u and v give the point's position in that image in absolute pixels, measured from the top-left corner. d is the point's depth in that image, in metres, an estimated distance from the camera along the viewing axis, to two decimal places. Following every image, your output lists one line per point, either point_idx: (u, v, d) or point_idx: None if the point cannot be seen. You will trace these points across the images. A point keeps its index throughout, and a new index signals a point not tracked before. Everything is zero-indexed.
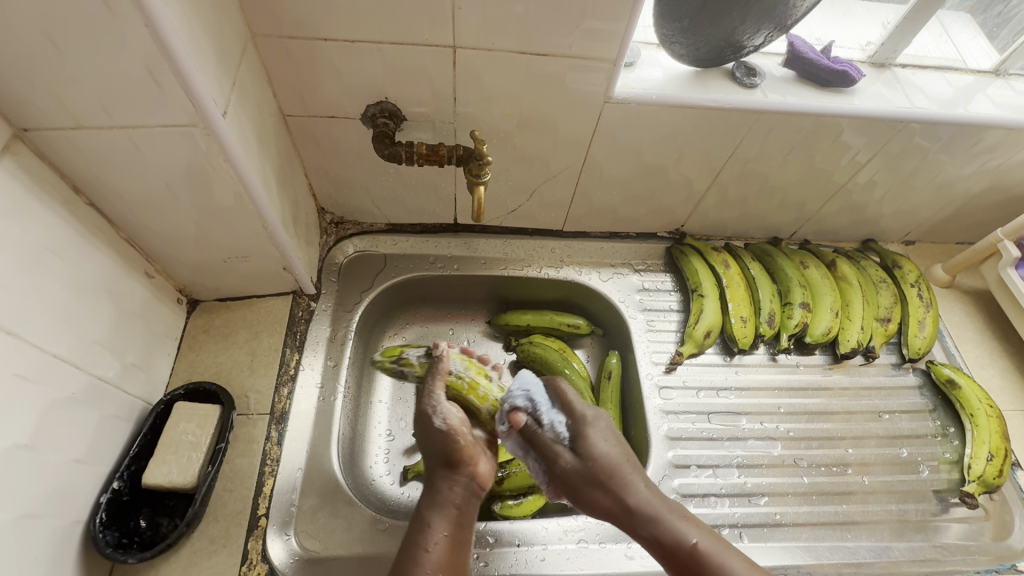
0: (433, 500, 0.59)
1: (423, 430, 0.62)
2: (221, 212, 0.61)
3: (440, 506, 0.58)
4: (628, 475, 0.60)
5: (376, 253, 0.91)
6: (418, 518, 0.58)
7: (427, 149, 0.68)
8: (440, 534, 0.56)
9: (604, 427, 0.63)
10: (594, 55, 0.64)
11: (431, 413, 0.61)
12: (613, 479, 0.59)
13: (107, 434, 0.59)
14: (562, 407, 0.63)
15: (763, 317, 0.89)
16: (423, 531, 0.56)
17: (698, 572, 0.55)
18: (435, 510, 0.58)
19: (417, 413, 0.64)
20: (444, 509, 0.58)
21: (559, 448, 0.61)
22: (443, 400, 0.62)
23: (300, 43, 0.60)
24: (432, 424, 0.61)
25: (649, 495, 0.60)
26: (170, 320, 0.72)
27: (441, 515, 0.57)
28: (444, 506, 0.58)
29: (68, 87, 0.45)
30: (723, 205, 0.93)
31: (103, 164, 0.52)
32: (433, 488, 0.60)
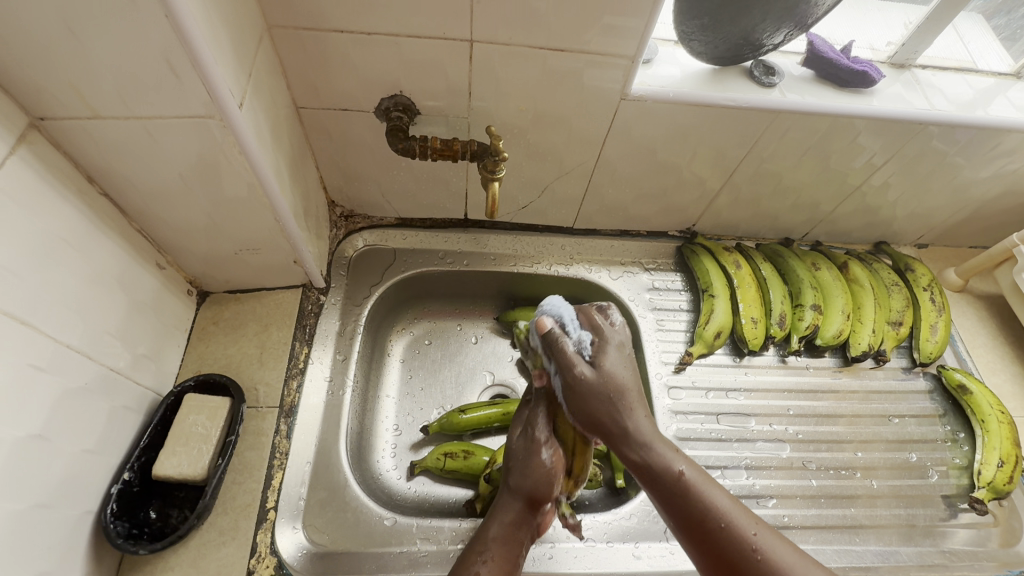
0: (500, 530, 0.58)
1: (524, 460, 0.59)
2: (234, 204, 0.61)
3: (504, 537, 0.58)
4: (634, 435, 0.54)
5: (386, 247, 0.90)
6: (480, 541, 0.58)
7: (441, 144, 0.67)
8: (496, 561, 0.56)
9: (624, 352, 0.56)
10: (612, 51, 0.63)
11: (541, 443, 0.59)
12: (615, 412, 0.53)
13: (117, 425, 0.59)
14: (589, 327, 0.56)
15: (774, 319, 0.88)
16: (482, 556, 0.56)
17: (686, 503, 0.52)
18: (500, 538, 0.57)
19: (522, 434, 0.60)
20: (506, 540, 0.58)
21: (577, 358, 0.54)
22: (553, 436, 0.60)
23: (316, 35, 0.60)
24: (537, 456, 0.59)
25: (647, 425, 0.54)
26: (181, 311, 0.72)
27: (503, 548, 0.57)
28: (508, 539, 0.58)
29: (85, 77, 0.45)
30: (735, 205, 0.92)
31: (118, 155, 0.52)
32: (504, 514, 0.59)
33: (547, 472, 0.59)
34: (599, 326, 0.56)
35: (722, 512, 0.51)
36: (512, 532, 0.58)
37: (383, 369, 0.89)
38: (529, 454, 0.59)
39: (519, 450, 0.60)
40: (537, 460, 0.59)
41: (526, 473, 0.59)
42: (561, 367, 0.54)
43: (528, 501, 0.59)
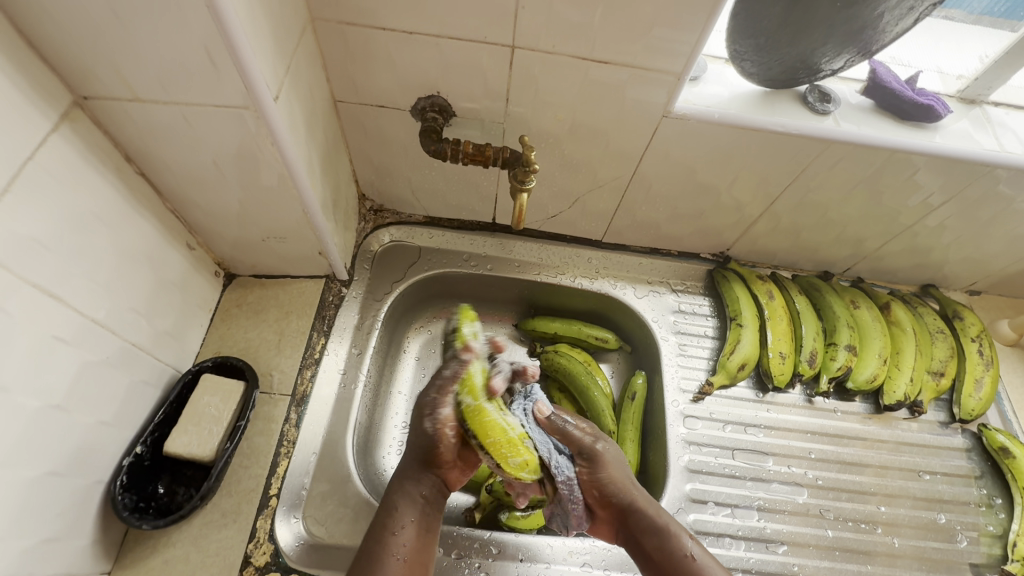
0: (403, 498, 0.58)
1: (414, 423, 0.60)
2: (265, 193, 0.62)
3: (409, 504, 0.58)
4: (628, 492, 0.60)
5: (411, 244, 0.90)
6: (388, 503, 0.58)
7: (473, 149, 0.66)
8: (409, 527, 0.56)
9: (609, 452, 0.63)
10: (659, 67, 0.60)
11: (430, 412, 0.58)
12: (624, 507, 0.59)
13: (135, 399, 0.60)
14: (557, 434, 0.61)
15: (803, 356, 0.84)
16: (392, 526, 0.56)
17: None
18: (407, 502, 0.58)
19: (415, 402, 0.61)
20: (414, 503, 0.58)
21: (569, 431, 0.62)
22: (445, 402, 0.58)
23: (358, 32, 0.59)
24: (422, 422, 0.59)
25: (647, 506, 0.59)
26: (206, 293, 0.74)
27: (411, 509, 0.57)
28: (415, 502, 0.58)
29: (128, 63, 0.45)
30: (775, 233, 0.88)
31: (156, 138, 0.53)
32: (405, 483, 0.59)
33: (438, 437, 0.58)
34: (560, 427, 0.62)
35: None
36: (419, 498, 0.58)
37: (397, 365, 0.89)
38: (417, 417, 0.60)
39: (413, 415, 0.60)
40: (424, 425, 0.59)
41: (417, 439, 0.60)
42: (557, 436, 0.62)
43: (426, 466, 0.59)
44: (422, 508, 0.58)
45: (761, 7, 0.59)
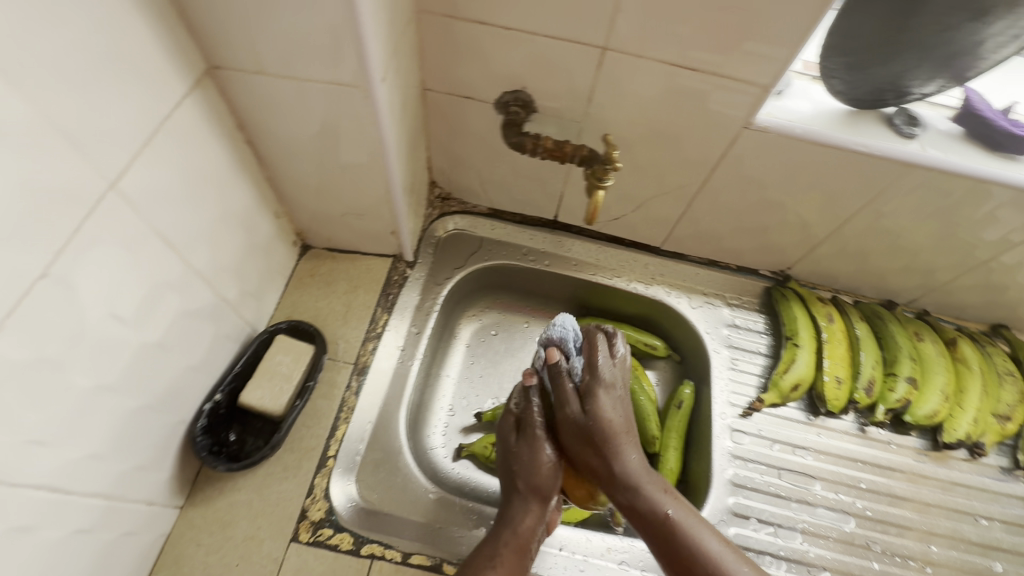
0: (507, 531, 0.63)
1: (525, 460, 0.68)
2: (355, 170, 0.65)
3: (513, 539, 0.62)
4: (621, 443, 0.66)
5: (474, 234, 0.93)
6: (491, 549, 0.61)
7: (553, 144, 0.68)
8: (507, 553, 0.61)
9: (617, 394, 0.69)
10: (748, 78, 0.61)
11: (541, 441, 0.70)
12: (607, 450, 0.66)
13: (218, 350, 0.65)
14: (587, 356, 0.71)
15: (861, 383, 0.82)
16: (492, 550, 0.61)
17: (673, 542, 0.60)
18: (510, 533, 0.63)
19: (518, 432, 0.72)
20: (516, 538, 0.63)
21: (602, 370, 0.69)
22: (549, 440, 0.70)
23: (458, 24, 0.62)
24: (538, 454, 0.69)
25: (635, 465, 0.65)
26: (284, 260, 0.78)
27: (514, 553, 0.61)
28: (518, 541, 0.63)
29: (259, 38, 0.49)
30: (841, 255, 0.86)
31: (269, 110, 0.57)
32: (513, 517, 0.65)
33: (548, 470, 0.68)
34: (598, 363, 0.69)
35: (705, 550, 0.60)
36: (523, 537, 0.63)
37: (449, 349, 0.92)
38: (531, 455, 0.69)
39: (520, 451, 0.69)
40: (541, 456, 0.68)
41: (526, 473, 0.68)
42: (585, 360, 0.70)
43: (533, 500, 0.66)
44: (523, 544, 0.63)
45: (863, 19, 0.59)
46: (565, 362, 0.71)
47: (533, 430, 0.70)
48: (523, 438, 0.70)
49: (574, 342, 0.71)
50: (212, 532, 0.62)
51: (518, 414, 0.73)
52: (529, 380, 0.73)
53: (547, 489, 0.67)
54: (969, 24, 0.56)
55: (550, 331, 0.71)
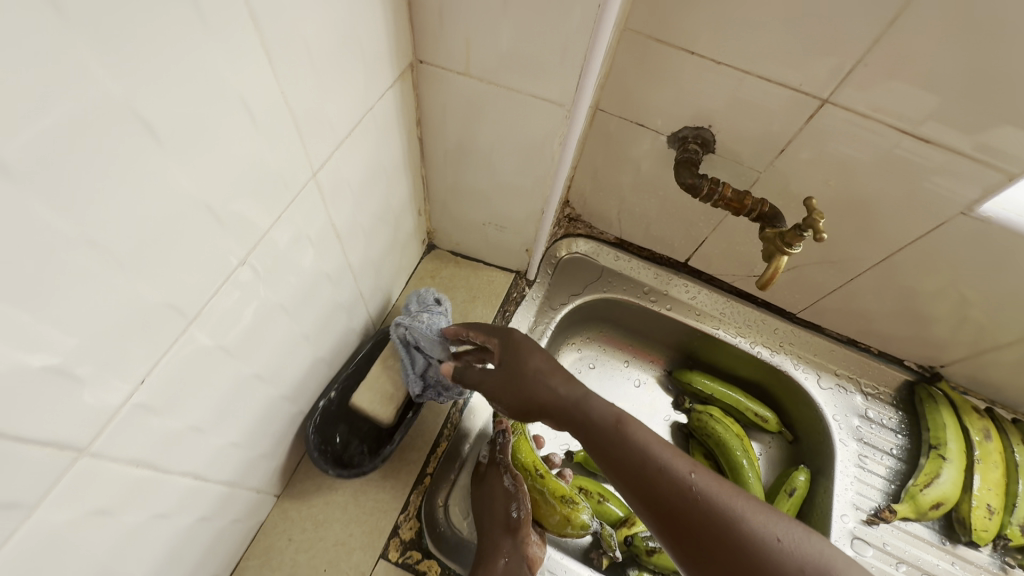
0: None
1: (484, 494, 0.62)
2: (517, 185, 0.62)
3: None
4: (559, 386, 0.51)
5: (595, 262, 0.88)
6: None
7: (732, 194, 0.62)
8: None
9: (530, 344, 0.55)
10: (992, 162, 0.53)
11: (501, 471, 0.64)
12: (568, 416, 0.50)
13: (344, 345, 0.63)
14: (431, 312, 0.65)
15: (1015, 518, 0.72)
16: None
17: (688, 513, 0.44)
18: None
19: (477, 472, 0.66)
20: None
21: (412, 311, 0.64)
22: (522, 486, 0.63)
23: (663, 49, 0.57)
24: (498, 481, 0.63)
25: (605, 405, 0.50)
26: (411, 258, 0.76)
27: None
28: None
29: (480, 40, 0.45)
30: (1017, 368, 0.75)
31: (455, 112, 0.54)
32: (491, 555, 0.56)
33: (509, 502, 0.61)
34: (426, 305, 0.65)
35: (706, 490, 0.44)
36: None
37: None
38: (490, 484, 0.63)
39: (480, 491, 0.63)
40: (500, 485, 0.62)
41: (493, 511, 0.60)
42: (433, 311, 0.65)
43: (504, 536, 0.58)
44: None
45: None
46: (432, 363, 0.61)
47: (491, 466, 0.64)
48: (488, 481, 0.63)
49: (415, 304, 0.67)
50: (304, 529, 0.60)
51: (483, 468, 0.65)
52: (478, 334, 0.59)
53: (518, 522, 0.59)
54: None
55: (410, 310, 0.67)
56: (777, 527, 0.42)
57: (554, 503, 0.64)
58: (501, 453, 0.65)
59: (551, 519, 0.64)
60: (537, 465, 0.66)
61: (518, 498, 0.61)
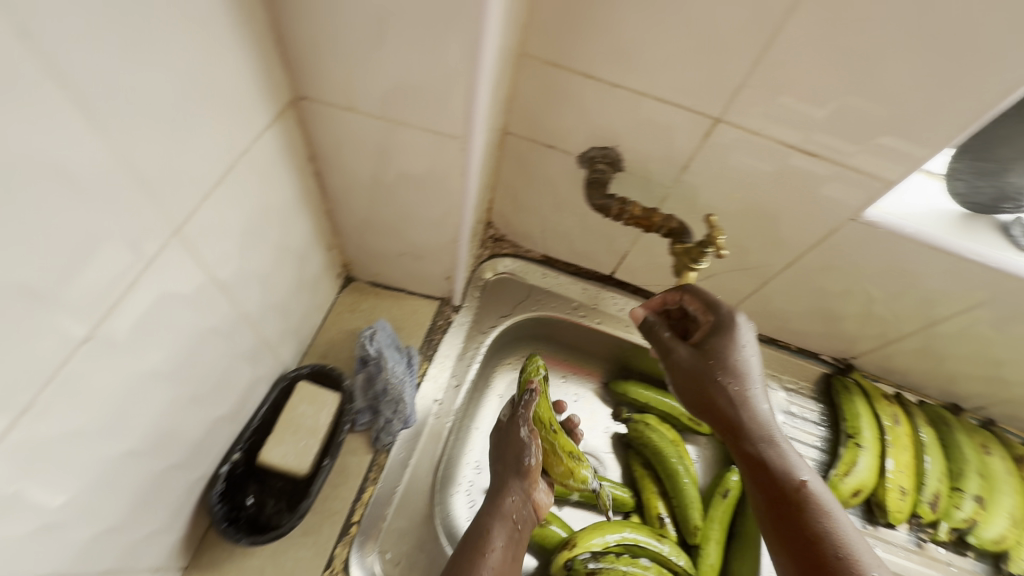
0: (495, 521, 0.62)
1: (504, 442, 0.72)
2: (425, 217, 0.60)
3: (502, 519, 0.63)
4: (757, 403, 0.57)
5: (524, 281, 0.88)
6: (480, 523, 0.62)
7: (641, 212, 0.62)
8: (497, 551, 0.59)
9: (750, 334, 0.59)
10: (870, 173, 0.56)
11: (518, 421, 0.72)
12: (733, 403, 0.57)
13: (249, 397, 0.58)
14: (394, 351, 0.70)
15: (926, 496, 0.77)
16: (484, 551, 0.59)
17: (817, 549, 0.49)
18: (498, 522, 0.62)
19: (504, 425, 0.74)
20: (505, 526, 0.62)
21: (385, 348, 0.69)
22: (529, 436, 0.71)
23: (561, 74, 0.57)
24: (516, 432, 0.72)
25: (769, 416, 0.57)
26: (326, 293, 0.72)
27: (501, 526, 0.62)
28: (505, 519, 0.63)
29: (359, 76, 0.43)
30: (916, 355, 0.81)
31: (348, 147, 0.52)
32: (501, 495, 0.66)
33: (522, 450, 0.70)
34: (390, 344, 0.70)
35: (837, 534, 0.50)
36: (508, 516, 0.64)
37: (481, 398, 0.85)
38: (511, 436, 0.72)
39: (500, 436, 0.73)
40: (518, 436, 0.71)
41: (512, 458, 0.70)
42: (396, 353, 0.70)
43: (514, 479, 0.67)
44: (511, 520, 0.63)
45: (1012, 130, 0.53)
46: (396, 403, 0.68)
47: (513, 419, 0.73)
48: (509, 431, 0.72)
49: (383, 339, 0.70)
50: None
51: (506, 421, 0.74)
52: (692, 302, 0.62)
53: (529, 467, 0.68)
54: None
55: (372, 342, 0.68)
56: (863, 549, 0.49)
57: (561, 456, 0.73)
58: (524, 406, 0.73)
59: (557, 469, 0.73)
60: (552, 420, 0.75)
61: (529, 446, 0.70)
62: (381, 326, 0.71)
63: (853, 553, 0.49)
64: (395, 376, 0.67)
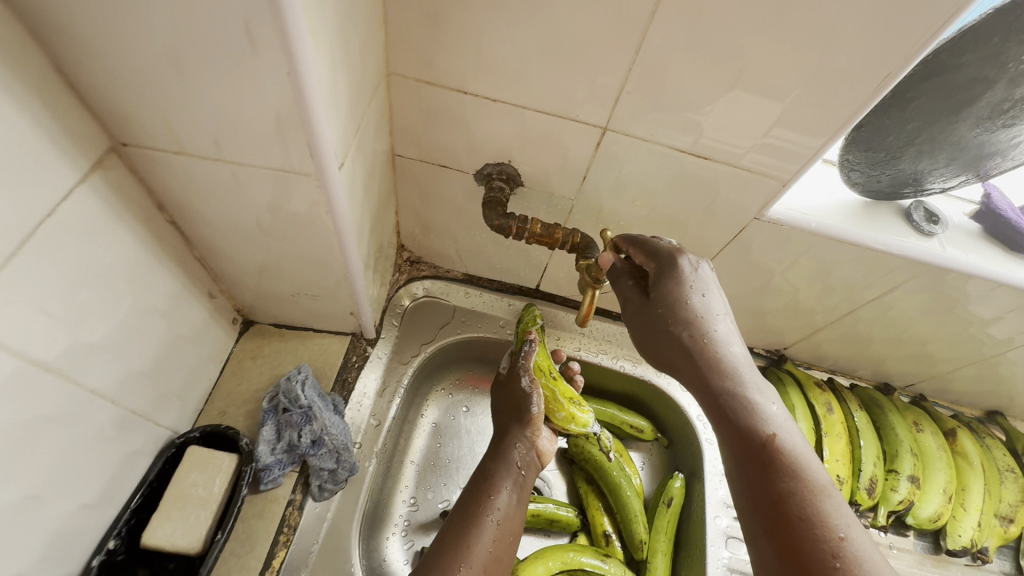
0: (502, 469, 0.63)
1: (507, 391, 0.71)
2: (306, 255, 0.55)
3: (507, 466, 0.63)
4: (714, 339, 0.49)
5: (446, 302, 0.83)
6: (486, 470, 0.64)
7: (542, 229, 0.60)
8: (503, 496, 0.60)
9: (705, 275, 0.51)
10: (765, 171, 0.55)
11: (520, 373, 0.70)
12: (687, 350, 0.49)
13: (124, 474, 0.52)
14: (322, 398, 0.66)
15: (863, 482, 0.76)
16: (489, 497, 0.60)
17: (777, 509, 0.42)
18: (504, 470, 0.63)
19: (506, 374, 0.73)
20: (511, 473, 0.63)
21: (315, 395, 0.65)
22: (532, 383, 0.69)
23: (437, 91, 0.53)
24: (518, 384, 0.70)
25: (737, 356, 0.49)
26: (221, 342, 0.66)
27: (506, 472, 0.63)
28: (511, 466, 0.64)
29: (180, 116, 0.38)
30: (842, 341, 0.81)
31: (197, 191, 0.46)
32: (505, 445, 0.66)
33: (523, 401, 0.68)
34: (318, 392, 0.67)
35: (802, 497, 0.42)
36: (514, 464, 0.64)
37: (411, 434, 0.80)
38: (512, 386, 0.71)
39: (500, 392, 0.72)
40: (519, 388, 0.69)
41: (514, 406, 0.69)
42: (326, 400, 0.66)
43: (515, 427, 0.67)
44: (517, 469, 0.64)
45: (895, 120, 0.52)
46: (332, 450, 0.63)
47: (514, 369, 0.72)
48: (511, 384, 0.71)
49: (309, 387, 0.66)
50: None
51: (506, 374, 0.73)
52: (637, 256, 0.53)
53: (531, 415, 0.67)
54: (1000, 131, 0.51)
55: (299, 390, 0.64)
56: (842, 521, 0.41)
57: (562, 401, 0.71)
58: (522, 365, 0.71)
59: (559, 414, 0.71)
60: (551, 369, 0.73)
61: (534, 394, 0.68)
62: (305, 374, 0.66)
63: (823, 514, 0.41)
64: (333, 427, 0.64)
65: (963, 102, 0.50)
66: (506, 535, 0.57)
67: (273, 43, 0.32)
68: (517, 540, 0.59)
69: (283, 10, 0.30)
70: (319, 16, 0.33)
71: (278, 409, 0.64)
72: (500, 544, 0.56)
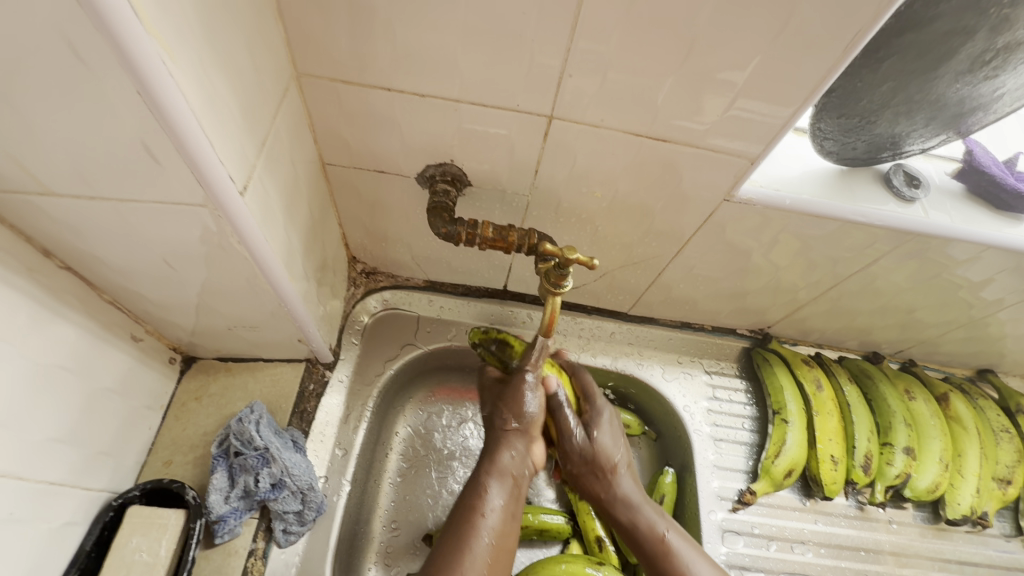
0: (493, 479, 0.56)
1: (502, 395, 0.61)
2: (231, 290, 0.49)
3: (500, 477, 0.57)
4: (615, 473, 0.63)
5: (408, 313, 0.77)
6: (475, 481, 0.57)
7: (494, 233, 0.55)
8: (497, 511, 0.54)
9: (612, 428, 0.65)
10: (730, 150, 0.50)
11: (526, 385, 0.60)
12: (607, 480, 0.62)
13: (53, 550, 0.47)
14: (277, 434, 0.60)
15: (858, 460, 0.73)
16: (481, 512, 0.53)
17: None
18: (496, 481, 0.56)
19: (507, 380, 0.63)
20: (504, 484, 0.56)
21: (266, 436, 0.58)
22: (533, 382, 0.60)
23: (356, 91, 0.47)
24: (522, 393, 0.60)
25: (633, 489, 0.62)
26: (157, 387, 0.60)
27: (499, 485, 0.56)
28: (505, 476, 0.57)
29: (30, 150, 0.32)
30: (828, 315, 0.77)
31: (84, 233, 0.41)
32: (494, 454, 0.58)
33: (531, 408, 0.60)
34: (273, 430, 0.60)
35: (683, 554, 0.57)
36: (508, 473, 0.57)
37: (384, 457, 0.74)
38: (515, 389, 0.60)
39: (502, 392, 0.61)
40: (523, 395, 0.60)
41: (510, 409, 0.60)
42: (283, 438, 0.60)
43: (514, 435, 0.60)
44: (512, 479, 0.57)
45: (867, 82, 0.48)
46: (287, 494, 0.57)
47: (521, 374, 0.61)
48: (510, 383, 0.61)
49: (263, 427, 0.59)
50: None
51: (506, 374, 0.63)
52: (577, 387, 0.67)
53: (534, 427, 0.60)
54: (982, 84, 0.47)
55: (247, 432, 0.57)
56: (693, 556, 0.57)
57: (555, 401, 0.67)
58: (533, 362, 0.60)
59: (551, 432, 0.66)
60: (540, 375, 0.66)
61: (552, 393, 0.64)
62: (259, 413, 0.60)
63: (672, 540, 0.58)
64: (295, 467, 0.58)
65: (940, 57, 0.45)
66: (503, 552, 0.52)
67: (108, 55, 0.27)
68: (511, 557, 0.54)
69: (105, 17, 0.25)
70: (168, 18, 0.28)
71: (230, 453, 0.57)
72: (493, 567, 0.51)
